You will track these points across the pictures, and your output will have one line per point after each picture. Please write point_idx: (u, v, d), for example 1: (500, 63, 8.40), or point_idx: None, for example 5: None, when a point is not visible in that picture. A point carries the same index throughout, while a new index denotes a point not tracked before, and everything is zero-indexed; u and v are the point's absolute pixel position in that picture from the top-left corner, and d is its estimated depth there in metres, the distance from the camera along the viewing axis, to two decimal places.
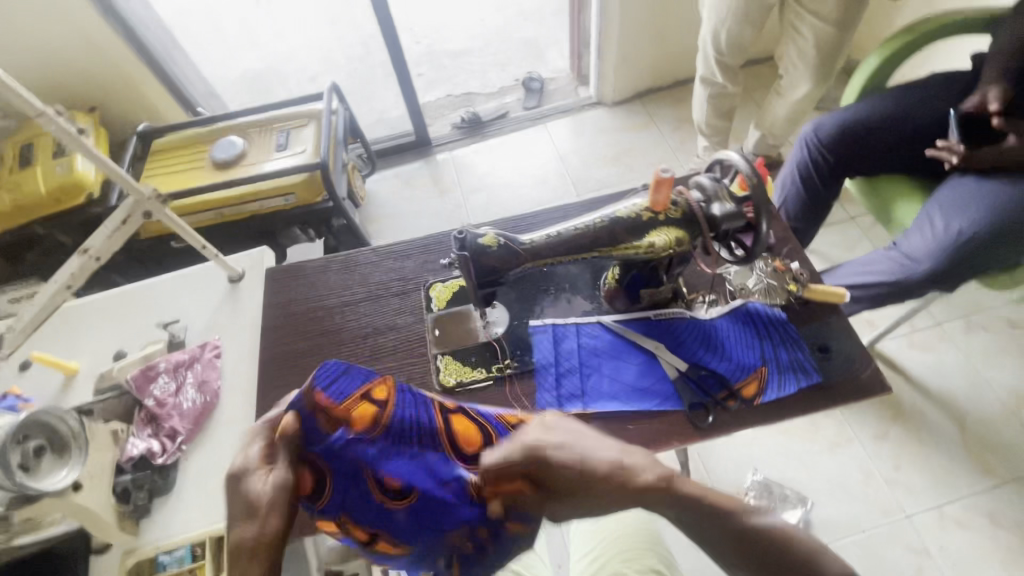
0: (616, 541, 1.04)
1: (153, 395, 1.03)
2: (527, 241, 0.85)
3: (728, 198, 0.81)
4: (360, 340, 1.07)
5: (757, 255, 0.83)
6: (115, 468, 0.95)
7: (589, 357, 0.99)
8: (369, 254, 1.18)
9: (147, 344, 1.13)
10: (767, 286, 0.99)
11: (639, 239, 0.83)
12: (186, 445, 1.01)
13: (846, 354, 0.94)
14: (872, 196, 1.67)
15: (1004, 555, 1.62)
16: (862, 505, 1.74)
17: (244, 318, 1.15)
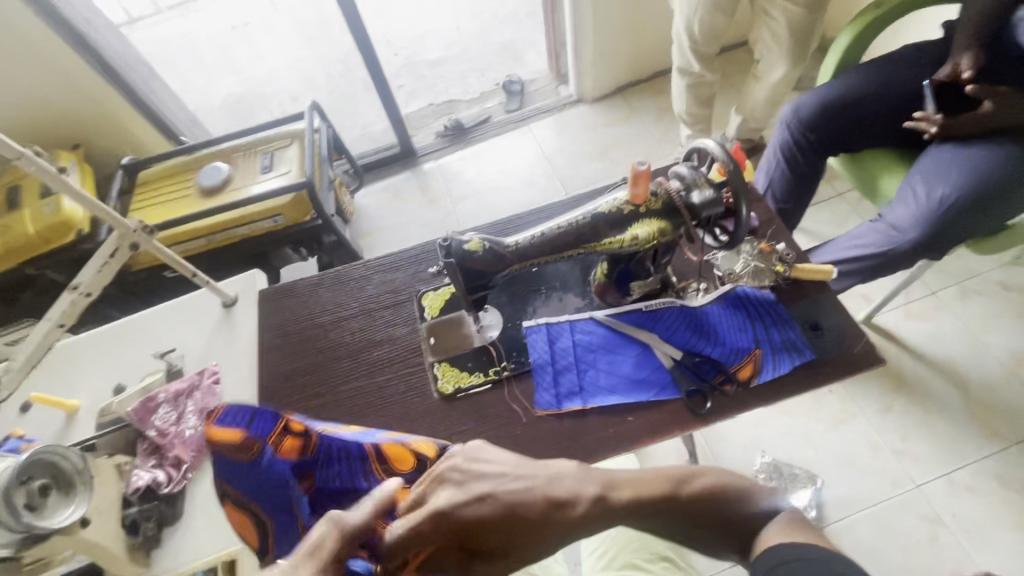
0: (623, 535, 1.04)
1: (155, 426, 1.04)
2: (512, 243, 0.86)
3: (706, 186, 0.82)
4: (357, 354, 1.07)
5: (739, 239, 0.84)
6: (122, 501, 0.96)
7: (585, 353, 0.99)
8: (360, 269, 1.18)
9: (146, 375, 1.13)
10: (755, 269, 0.99)
11: (622, 233, 0.85)
12: (192, 473, 1.01)
13: (839, 329, 0.94)
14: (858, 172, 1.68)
15: (1017, 517, 1.63)
16: (872, 479, 1.74)
17: (240, 342, 1.15)
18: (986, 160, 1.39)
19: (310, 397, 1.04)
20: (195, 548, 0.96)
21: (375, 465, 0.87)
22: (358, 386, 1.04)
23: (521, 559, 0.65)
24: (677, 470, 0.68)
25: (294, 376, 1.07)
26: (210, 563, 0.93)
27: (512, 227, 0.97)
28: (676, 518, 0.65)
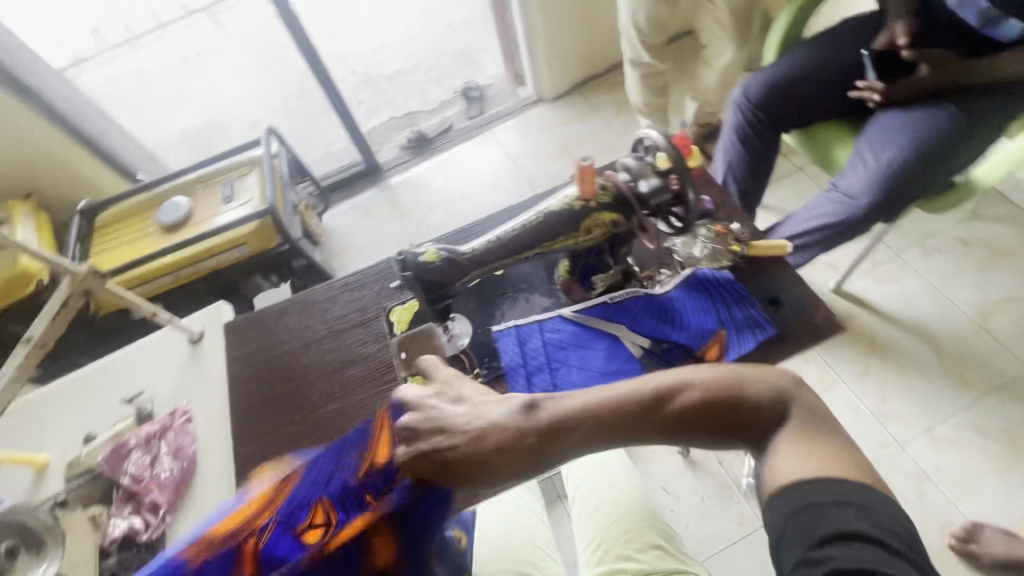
0: (612, 525, 1.06)
1: (129, 472, 1.00)
2: (469, 250, 0.86)
3: (653, 174, 0.84)
4: (330, 377, 1.07)
5: (691, 224, 0.85)
6: (100, 553, 0.92)
7: (556, 351, 1.00)
8: (325, 290, 1.17)
9: (115, 422, 1.11)
10: (712, 251, 1.01)
11: (576, 229, 0.85)
12: (171, 515, 0.99)
13: (798, 301, 0.97)
14: (812, 143, 1.73)
15: (997, 464, 1.67)
16: (857, 443, 1.78)
17: (210, 377, 1.13)
18: (930, 121, 1.43)
19: (287, 424, 1.04)
20: None
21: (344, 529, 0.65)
22: (333, 408, 1.03)
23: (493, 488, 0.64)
24: (665, 386, 0.66)
25: (268, 406, 1.06)
26: None
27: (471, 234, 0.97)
28: (676, 431, 0.65)
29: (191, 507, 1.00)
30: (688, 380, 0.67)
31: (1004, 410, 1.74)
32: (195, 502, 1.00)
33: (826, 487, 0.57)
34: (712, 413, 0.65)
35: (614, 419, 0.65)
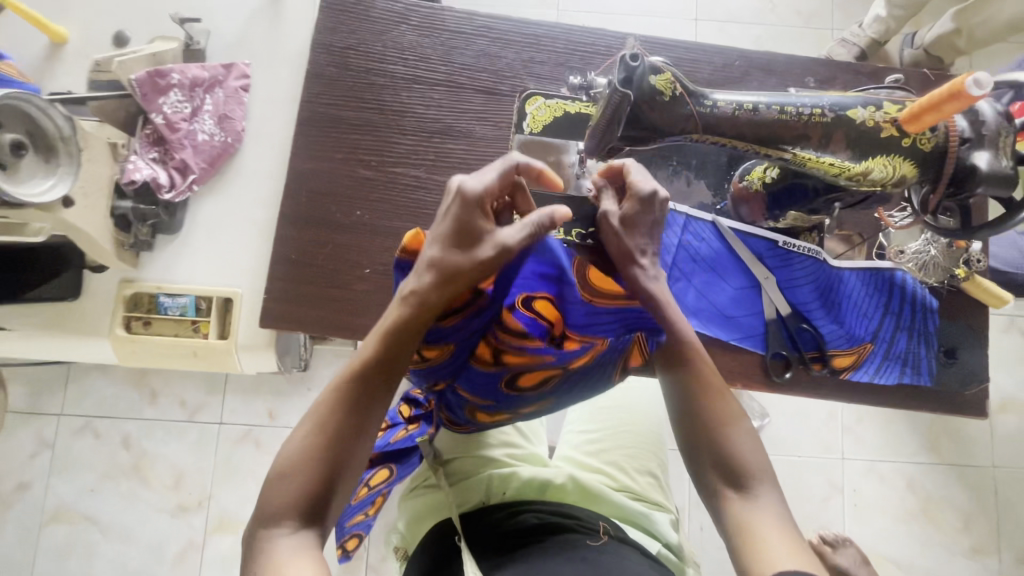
0: (619, 435, 1.01)
1: (162, 113, 0.82)
2: (710, 102, 0.59)
3: (1007, 151, 0.56)
4: (425, 138, 0.84)
5: (1013, 219, 0.58)
6: (114, 191, 0.78)
7: (685, 260, 0.82)
8: (462, 20, 0.87)
9: (156, 39, 0.87)
10: (927, 260, 0.78)
11: (858, 160, 0.59)
12: (198, 187, 0.84)
13: (970, 366, 0.80)
14: None
15: (902, 513, 1.71)
16: (808, 433, 1.73)
17: (285, 48, 0.88)
18: None
19: (355, 163, 0.83)
20: (189, 271, 0.84)
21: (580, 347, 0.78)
22: (415, 176, 0.84)
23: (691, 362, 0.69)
24: (726, 426, 0.65)
25: (339, 128, 0.84)
26: (204, 293, 0.83)
27: (689, 70, 0.87)
28: (699, 423, 0.66)
29: (223, 187, 0.85)
30: (727, 438, 0.65)
31: (946, 485, 1.72)
32: (229, 185, 0.86)
33: (725, 481, 0.64)
34: (703, 420, 0.66)
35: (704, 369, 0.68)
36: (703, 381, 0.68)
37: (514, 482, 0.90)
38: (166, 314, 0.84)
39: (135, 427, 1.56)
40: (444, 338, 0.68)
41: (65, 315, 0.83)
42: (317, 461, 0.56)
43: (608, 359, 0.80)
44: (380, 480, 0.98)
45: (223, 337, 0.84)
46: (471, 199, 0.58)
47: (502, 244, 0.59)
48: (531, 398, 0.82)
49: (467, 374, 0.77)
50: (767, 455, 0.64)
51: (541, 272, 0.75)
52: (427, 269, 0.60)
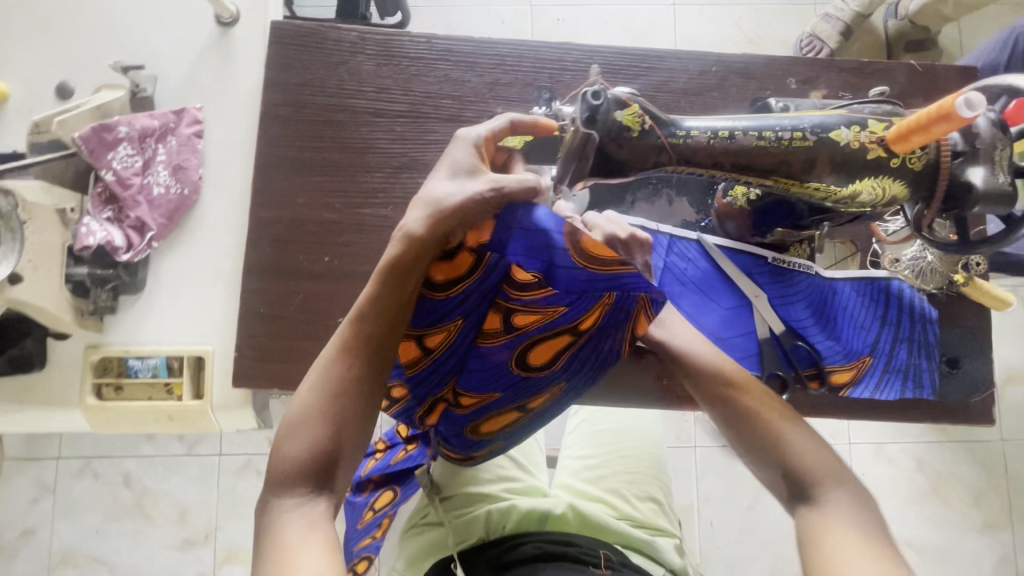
0: (618, 461, 0.98)
1: (111, 169, 0.78)
2: (684, 132, 0.55)
3: (1003, 164, 0.53)
4: (391, 173, 0.80)
5: (1012, 236, 0.55)
6: (68, 257, 0.75)
7: (673, 282, 0.79)
8: (421, 44, 0.82)
9: (101, 89, 0.83)
10: (923, 266, 0.74)
11: (845, 183, 0.55)
12: (158, 243, 0.80)
13: (975, 375, 0.76)
14: None
15: (911, 494, 1.68)
16: None
17: (237, 87, 0.84)
18: None
19: (321, 207, 0.79)
20: (157, 331, 0.81)
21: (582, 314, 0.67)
22: (384, 215, 0.80)
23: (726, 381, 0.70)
24: (779, 434, 0.65)
25: (300, 170, 0.80)
26: (174, 352, 0.80)
27: (663, 81, 0.82)
28: (752, 438, 0.66)
29: (185, 240, 0.81)
30: (785, 446, 0.64)
31: (955, 462, 1.70)
32: (191, 237, 0.82)
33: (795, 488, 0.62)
34: (755, 433, 0.66)
35: (740, 385, 0.69)
36: (736, 401, 0.68)
37: (514, 514, 0.87)
38: (137, 377, 0.81)
39: (135, 465, 1.53)
40: (452, 313, 0.65)
41: (33, 386, 0.80)
42: (319, 426, 0.58)
43: (616, 323, 0.69)
44: (385, 502, 0.92)
45: (199, 397, 0.81)
46: (469, 148, 0.59)
47: (496, 183, 0.56)
48: (539, 386, 0.73)
49: (475, 362, 0.70)
50: (832, 454, 0.63)
51: (527, 244, 0.59)
52: (417, 216, 0.59)
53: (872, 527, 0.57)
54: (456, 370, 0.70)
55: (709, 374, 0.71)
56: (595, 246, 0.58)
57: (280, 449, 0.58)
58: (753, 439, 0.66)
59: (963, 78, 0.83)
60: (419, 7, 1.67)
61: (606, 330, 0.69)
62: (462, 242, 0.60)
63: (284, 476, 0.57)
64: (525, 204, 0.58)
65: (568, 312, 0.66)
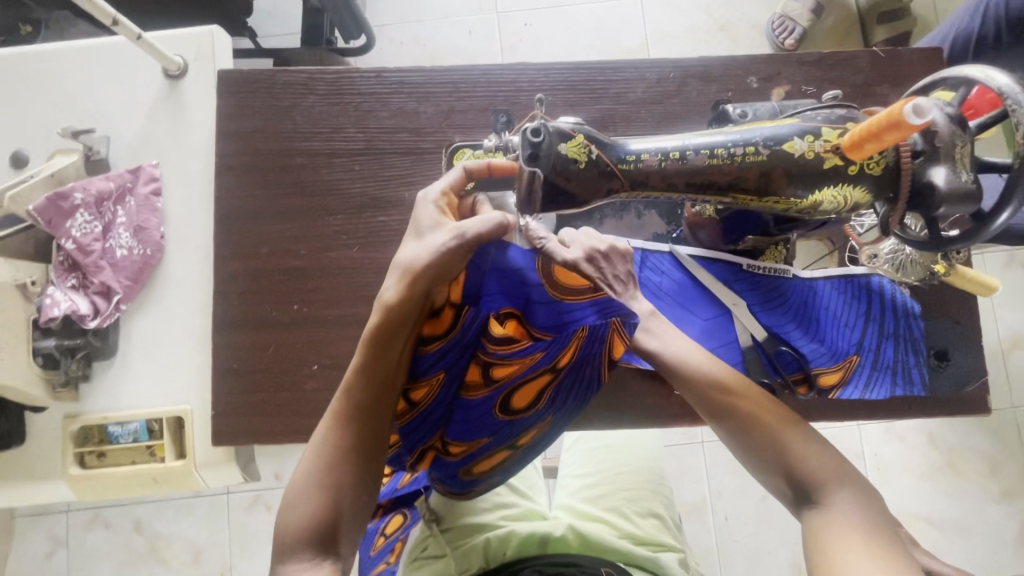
0: (615, 478, 0.97)
1: (71, 236, 0.78)
2: (632, 156, 0.53)
3: (967, 163, 0.50)
4: (353, 212, 0.79)
5: (986, 231, 0.53)
6: (35, 330, 0.75)
7: (648, 297, 0.77)
8: (372, 79, 0.80)
9: (55, 155, 0.82)
10: (902, 259, 0.72)
11: (803, 195, 0.54)
12: (125, 305, 0.79)
13: (965, 366, 0.75)
14: None
15: (927, 470, 1.60)
16: None
17: (190, 139, 0.82)
18: None
19: (285, 253, 0.78)
20: (134, 394, 0.80)
21: (563, 354, 0.64)
22: (350, 255, 0.78)
23: (721, 386, 0.63)
24: (782, 438, 0.60)
25: (261, 219, 0.79)
26: (153, 415, 0.79)
27: (622, 93, 0.81)
28: (751, 446, 0.61)
29: (153, 299, 0.80)
30: (789, 449, 0.60)
31: (969, 433, 1.64)
32: (159, 296, 0.80)
33: (800, 492, 0.59)
34: (756, 440, 0.61)
35: (736, 389, 0.63)
36: (734, 409, 0.62)
37: (513, 540, 0.84)
38: (119, 443, 0.80)
39: (144, 510, 1.53)
40: (433, 368, 0.62)
41: (17, 461, 0.79)
42: (322, 491, 0.57)
43: (595, 356, 0.66)
44: (395, 527, 0.95)
45: (182, 457, 0.79)
46: (431, 207, 0.58)
47: (458, 231, 0.54)
48: (526, 426, 0.70)
49: (460, 413, 0.67)
50: (836, 455, 0.59)
51: (503, 285, 0.61)
52: (394, 281, 0.58)
53: (878, 522, 0.54)
54: (442, 422, 0.67)
55: (703, 381, 0.64)
56: (567, 276, 0.63)
57: (284, 515, 0.57)
58: (754, 446, 0.61)
59: (928, 59, 0.81)
60: (385, 26, 1.66)
61: (588, 367, 0.67)
62: (444, 298, 0.60)
63: (290, 543, 0.55)
64: (496, 245, 0.61)
65: (548, 355, 0.64)
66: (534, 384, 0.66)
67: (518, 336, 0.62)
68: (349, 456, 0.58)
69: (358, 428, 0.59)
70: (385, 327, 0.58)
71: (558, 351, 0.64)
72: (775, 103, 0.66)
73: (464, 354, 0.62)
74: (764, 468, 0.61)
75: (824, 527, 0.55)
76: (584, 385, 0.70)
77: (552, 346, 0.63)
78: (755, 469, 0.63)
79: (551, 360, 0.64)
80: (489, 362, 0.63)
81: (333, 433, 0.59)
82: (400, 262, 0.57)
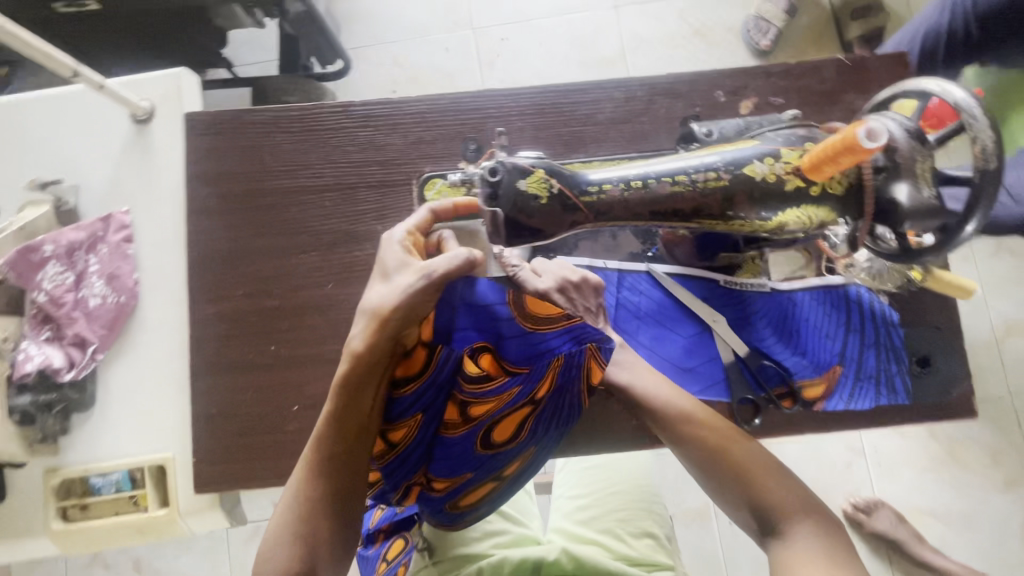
0: (608, 498, 0.96)
1: (43, 289, 0.77)
2: (594, 188, 0.53)
3: (928, 178, 0.50)
4: (326, 248, 0.78)
5: (952, 244, 0.52)
6: (10, 387, 0.75)
7: (627, 318, 0.76)
8: (339, 114, 0.80)
9: (25, 206, 0.81)
10: (878, 267, 0.71)
11: (767, 217, 0.53)
12: (102, 355, 0.78)
13: (947, 372, 0.74)
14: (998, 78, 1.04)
15: (928, 464, 1.54)
16: None
17: (160, 183, 0.82)
18: None
19: (261, 294, 0.78)
20: (114, 444, 0.79)
21: (541, 385, 0.64)
22: (325, 292, 0.78)
23: (690, 422, 0.67)
24: (748, 470, 0.64)
25: (234, 261, 0.78)
26: (135, 464, 0.78)
27: (590, 114, 0.81)
28: (721, 478, 0.65)
29: (129, 347, 0.79)
30: (754, 481, 0.64)
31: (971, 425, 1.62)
32: (135, 343, 0.80)
33: (765, 521, 0.62)
34: (724, 472, 0.65)
35: (706, 424, 0.67)
36: (704, 442, 0.66)
37: (506, 568, 0.82)
38: (101, 494, 0.79)
39: (143, 548, 1.52)
40: (409, 410, 0.61)
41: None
42: (297, 544, 0.57)
43: (572, 384, 0.66)
44: (396, 552, 0.92)
45: (166, 505, 0.78)
46: (396, 248, 0.58)
47: (425, 271, 0.54)
48: (510, 457, 0.69)
49: (441, 451, 0.65)
50: (798, 486, 0.63)
51: (474, 319, 0.63)
52: (360, 328, 0.57)
53: (837, 550, 0.58)
54: (425, 459, 0.66)
55: (674, 415, 0.67)
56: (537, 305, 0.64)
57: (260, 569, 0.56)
58: (722, 478, 0.65)
59: (893, 65, 0.81)
60: (361, 48, 1.66)
61: (566, 395, 0.67)
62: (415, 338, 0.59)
63: None
64: (464, 280, 0.64)
65: (527, 387, 0.63)
66: (514, 417, 0.65)
67: (495, 371, 0.62)
68: (323, 507, 0.58)
69: (331, 478, 0.58)
70: (355, 375, 0.57)
71: (536, 383, 0.64)
72: (740, 120, 0.66)
73: (439, 393, 0.61)
74: (732, 499, 0.64)
75: (787, 555, 0.59)
76: (563, 414, 0.69)
77: (530, 378, 0.63)
78: (721, 500, 0.66)
79: (529, 393, 0.64)
80: (467, 400, 0.62)
81: (306, 483, 0.58)
82: (367, 306, 0.57)
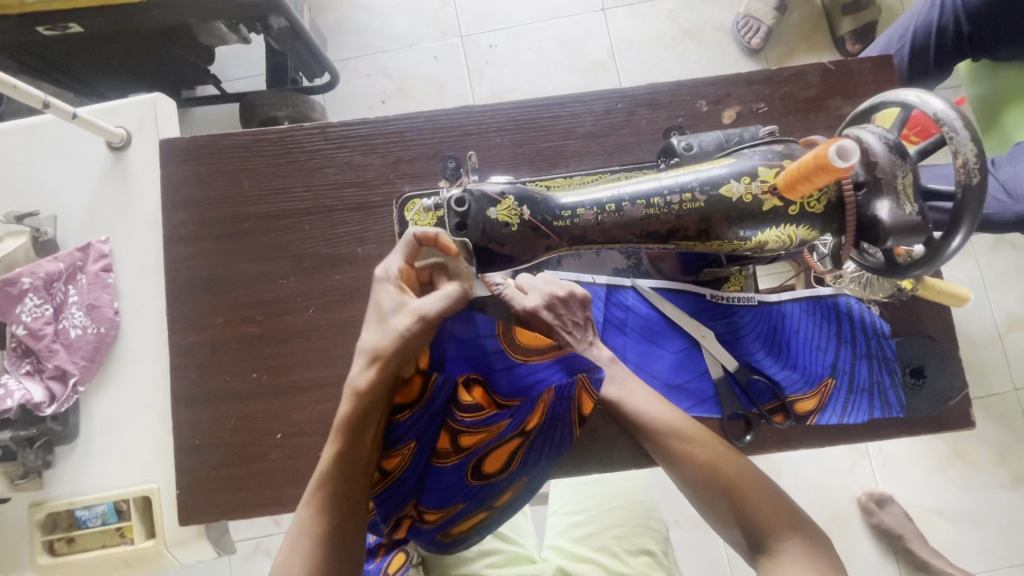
0: (605, 515, 0.95)
1: (22, 322, 0.77)
2: (566, 212, 0.52)
3: (912, 194, 0.48)
4: (306, 272, 0.77)
5: (939, 258, 0.50)
6: None
7: (613, 335, 0.75)
8: (316, 136, 0.79)
9: None
10: (867, 277, 0.69)
11: (746, 237, 0.53)
12: (83, 387, 0.78)
13: (941, 384, 0.73)
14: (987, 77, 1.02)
15: (935, 463, 1.51)
16: None
17: (138, 211, 0.81)
18: None
19: (241, 320, 0.77)
20: (98, 476, 0.78)
21: (531, 418, 0.61)
22: (306, 317, 0.77)
23: (677, 436, 0.64)
24: (737, 487, 0.62)
25: (212, 288, 0.77)
26: (120, 496, 0.77)
27: (570, 128, 0.79)
28: (708, 494, 0.63)
29: (111, 378, 0.79)
30: (743, 497, 0.61)
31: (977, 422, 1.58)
32: (118, 374, 0.79)
33: (753, 538, 0.60)
34: (711, 488, 0.62)
35: (693, 438, 0.64)
36: (691, 457, 0.63)
37: None
38: (87, 527, 0.78)
39: None
40: (405, 437, 0.59)
41: None
42: None
43: (564, 415, 0.64)
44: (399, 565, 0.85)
45: (152, 537, 0.78)
46: (390, 290, 0.51)
47: (422, 317, 0.49)
48: (500, 486, 0.68)
49: (432, 481, 0.64)
50: (786, 501, 0.61)
51: (464, 349, 0.64)
52: (362, 365, 0.53)
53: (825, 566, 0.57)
54: (415, 489, 0.64)
55: (659, 430, 0.65)
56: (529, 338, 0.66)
57: None
58: (710, 495, 0.62)
59: (879, 67, 0.80)
60: (350, 59, 1.65)
61: (558, 427, 0.65)
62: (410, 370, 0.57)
63: None
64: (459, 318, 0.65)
65: (516, 420, 0.61)
66: (504, 449, 0.64)
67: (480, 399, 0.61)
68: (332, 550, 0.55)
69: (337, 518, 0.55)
70: (357, 413, 0.54)
71: (527, 416, 0.61)
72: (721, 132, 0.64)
73: (432, 422, 0.60)
74: (721, 514, 0.62)
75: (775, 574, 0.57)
76: (556, 444, 0.67)
77: (517, 411, 0.61)
78: (709, 515, 0.64)
79: (518, 427, 0.61)
80: (456, 430, 0.61)
81: (316, 521, 0.55)
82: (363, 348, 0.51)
